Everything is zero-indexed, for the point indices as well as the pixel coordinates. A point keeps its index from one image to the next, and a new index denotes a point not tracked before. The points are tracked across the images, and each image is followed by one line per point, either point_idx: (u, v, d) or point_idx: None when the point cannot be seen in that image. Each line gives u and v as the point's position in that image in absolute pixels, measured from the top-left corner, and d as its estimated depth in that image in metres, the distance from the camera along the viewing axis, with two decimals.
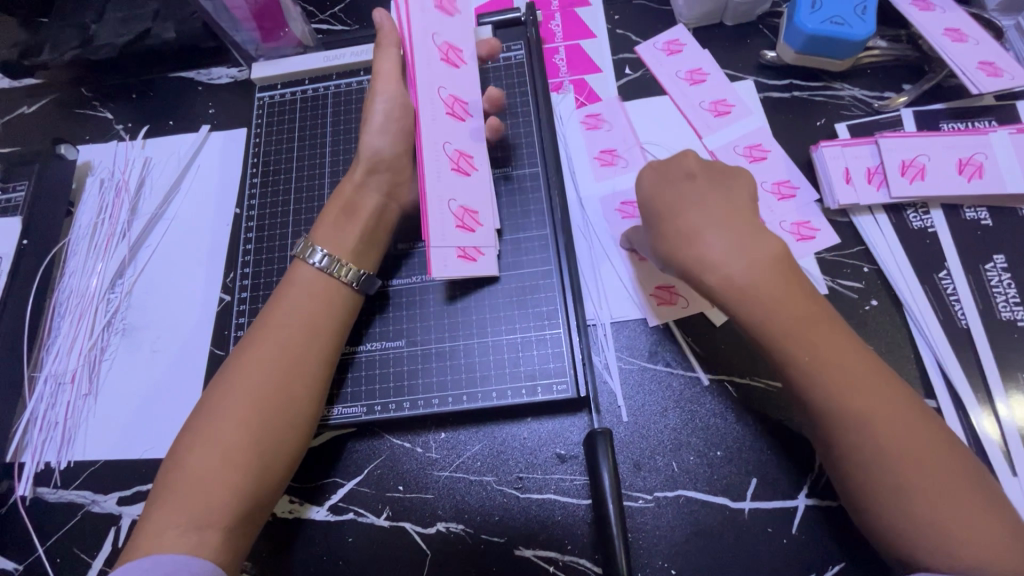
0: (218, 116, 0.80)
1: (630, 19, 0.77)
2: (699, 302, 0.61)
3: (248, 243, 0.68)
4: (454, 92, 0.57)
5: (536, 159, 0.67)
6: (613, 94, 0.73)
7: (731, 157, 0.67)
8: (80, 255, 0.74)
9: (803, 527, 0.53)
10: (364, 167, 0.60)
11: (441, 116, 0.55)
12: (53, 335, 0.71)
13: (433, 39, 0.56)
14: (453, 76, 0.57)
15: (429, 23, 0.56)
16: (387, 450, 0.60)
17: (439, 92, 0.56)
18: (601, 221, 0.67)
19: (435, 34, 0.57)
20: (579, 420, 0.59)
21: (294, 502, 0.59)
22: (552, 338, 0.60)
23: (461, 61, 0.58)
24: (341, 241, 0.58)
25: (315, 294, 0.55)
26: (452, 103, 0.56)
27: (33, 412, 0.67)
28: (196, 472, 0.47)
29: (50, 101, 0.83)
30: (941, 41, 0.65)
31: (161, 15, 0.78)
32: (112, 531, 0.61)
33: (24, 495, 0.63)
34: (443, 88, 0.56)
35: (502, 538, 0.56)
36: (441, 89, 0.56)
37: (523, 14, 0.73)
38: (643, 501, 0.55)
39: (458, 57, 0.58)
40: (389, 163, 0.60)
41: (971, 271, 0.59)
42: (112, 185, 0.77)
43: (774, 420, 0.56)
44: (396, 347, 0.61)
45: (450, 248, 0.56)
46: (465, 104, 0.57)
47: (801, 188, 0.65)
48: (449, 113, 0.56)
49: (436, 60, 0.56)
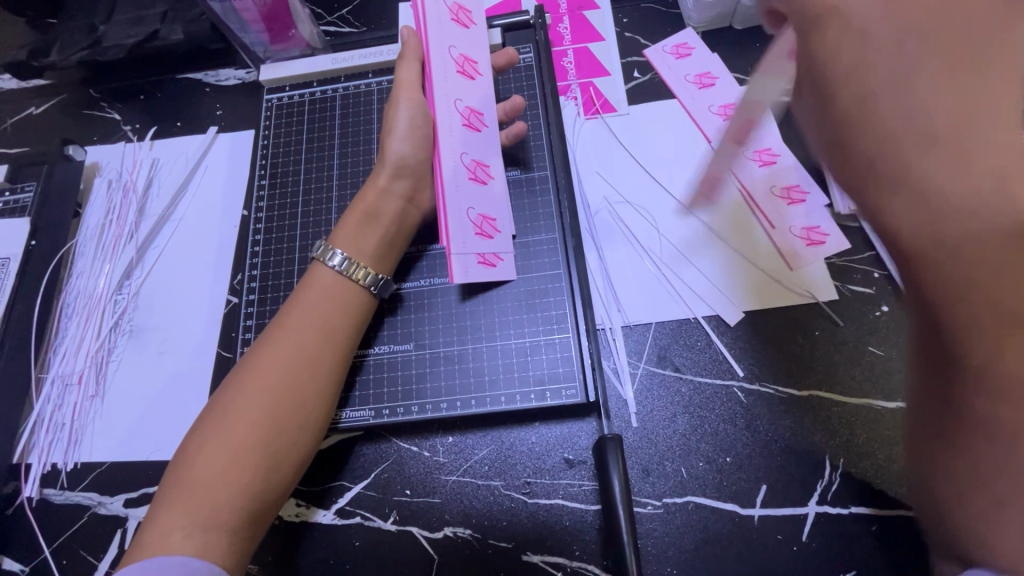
0: (225, 117, 0.80)
1: (639, 22, 0.77)
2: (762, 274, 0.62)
3: (255, 245, 0.68)
4: (470, 103, 0.58)
5: (545, 162, 0.67)
6: (622, 96, 0.73)
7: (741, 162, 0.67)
8: (88, 256, 0.74)
9: (813, 534, 0.53)
10: (390, 170, 0.59)
11: (458, 127, 0.57)
12: (61, 336, 0.71)
13: (450, 51, 0.57)
14: (468, 87, 0.58)
15: (446, 35, 0.57)
16: (395, 453, 0.60)
17: (456, 103, 0.57)
18: (610, 225, 0.67)
19: (452, 46, 0.58)
20: (587, 425, 0.59)
21: (300, 506, 0.59)
22: (561, 342, 0.59)
23: (476, 72, 0.59)
24: (360, 245, 0.58)
25: (331, 297, 0.55)
26: (469, 115, 0.58)
27: (40, 413, 0.67)
28: (203, 471, 0.47)
29: (58, 102, 0.83)
30: None
31: (169, 17, 0.78)
32: (118, 534, 0.61)
33: (31, 497, 0.63)
34: (460, 100, 0.57)
35: (509, 543, 0.56)
36: (459, 101, 0.57)
37: (532, 17, 0.73)
38: (651, 507, 0.55)
39: (474, 69, 0.59)
40: (412, 169, 0.60)
41: None
42: (119, 186, 0.77)
43: (783, 426, 0.56)
44: (404, 350, 0.61)
45: (471, 254, 0.57)
46: (480, 115, 0.59)
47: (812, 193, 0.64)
48: (465, 124, 0.57)
49: (453, 71, 0.57)
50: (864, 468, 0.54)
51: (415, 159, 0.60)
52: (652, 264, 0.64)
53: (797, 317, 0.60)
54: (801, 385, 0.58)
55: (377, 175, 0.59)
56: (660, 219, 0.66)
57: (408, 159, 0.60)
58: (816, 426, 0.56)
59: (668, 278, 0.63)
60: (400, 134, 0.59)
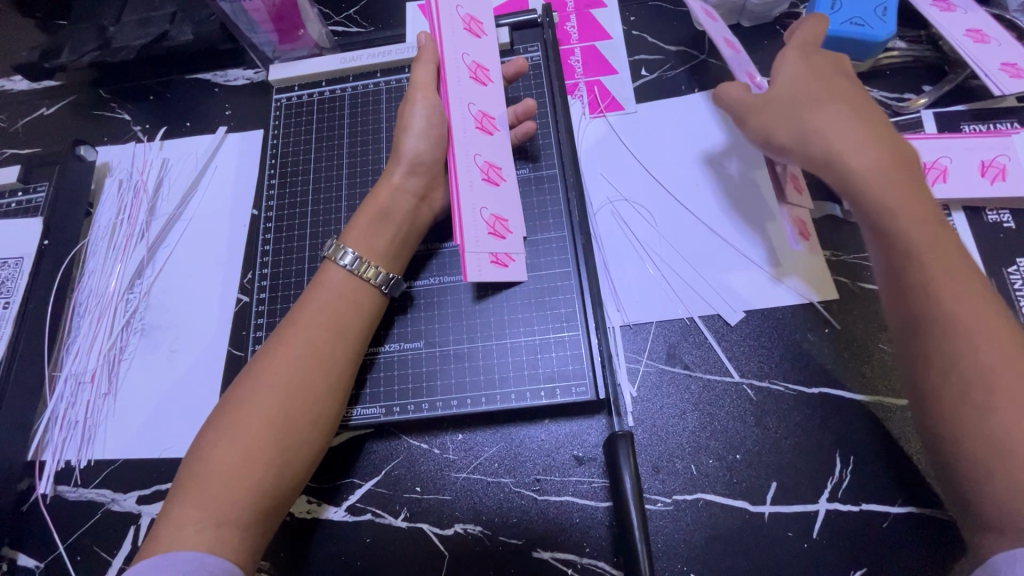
0: (234, 118, 0.80)
1: (646, 21, 0.77)
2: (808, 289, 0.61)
3: (266, 244, 0.69)
4: (483, 108, 0.59)
5: (554, 161, 0.67)
6: (629, 95, 0.73)
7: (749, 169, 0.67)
8: (99, 256, 0.75)
9: (824, 532, 0.53)
10: (404, 168, 0.59)
11: (472, 130, 0.57)
12: (73, 335, 0.72)
13: (464, 59, 0.58)
14: (481, 92, 0.59)
15: (460, 44, 0.58)
16: (405, 450, 0.60)
17: (469, 107, 0.58)
18: (617, 222, 0.67)
19: (464, 54, 0.59)
20: (596, 422, 0.59)
21: (312, 503, 0.59)
22: (570, 340, 0.60)
23: (487, 79, 0.60)
24: (373, 245, 0.58)
25: (343, 295, 0.56)
26: (481, 119, 0.58)
27: (53, 411, 0.68)
28: (218, 466, 0.48)
29: (68, 104, 0.83)
30: (963, 42, 0.64)
31: (178, 18, 0.79)
32: (132, 530, 0.61)
33: (45, 494, 0.64)
34: (473, 104, 0.58)
35: (520, 540, 0.56)
36: (472, 105, 0.58)
37: (539, 16, 0.74)
38: (661, 504, 0.55)
39: (486, 76, 0.60)
40: (428, 167, 0.60)
41: (994, 274, 0.59)
42: (130, 186, 0.78)
43: (793, 423, 0.56)
44: (414, 349, 0.62)
45: (484, 253, 0.57)
46: (492, 119, 0.60)
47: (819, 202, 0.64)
48: (478, 127, 0.58)
49: (467, 78, 0.58)
50: (875, 462, 0.54)
51: (429, 157, 0.60)
52: (652, 266, 0.64)
53: (806, 313, 0.60)
54: (810, 382, 0.58)
55: (393, 172, 0.60)
56: (661, 220, 0.66)
57: (423, 156, 0.59)
58: (827, 423, 0.56)
59: (668, 278, 0.63)
60: (416, 132, 0.59)
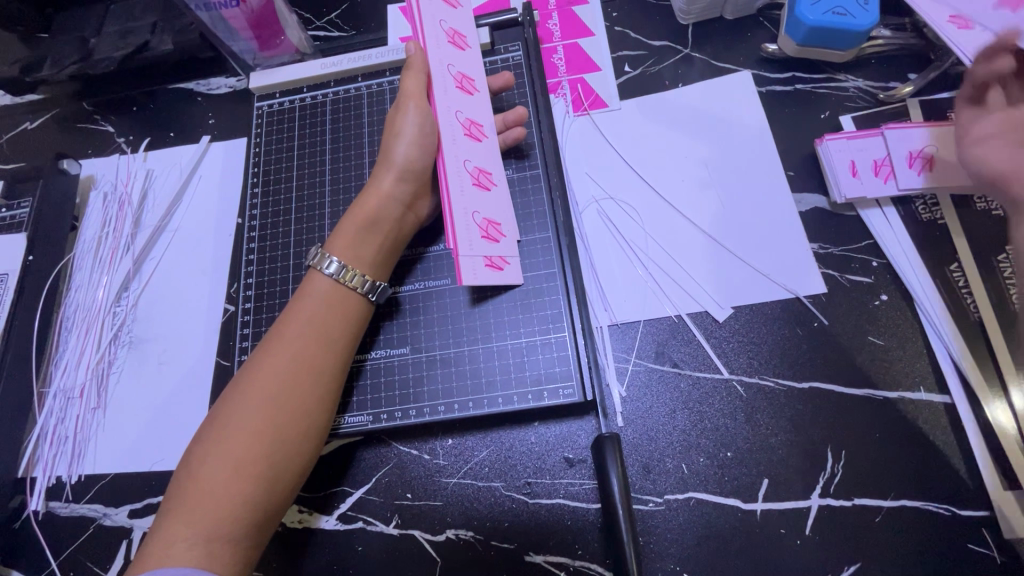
0: (218, 126, 0.80)
1: (629, 16, 0.76)
2: (794, 287, 0.60)
3: (250, 254, 0.68)
4: (471, 115, 0.59)
5: (536, 161, 0.67)
6: (613, 93, 0.72)
7: (733, 167, 0.66)
8: (85, 269, 0.75)
9: (816, 528, 0.52)
10: (394, 175, 0.58)
11: (460, 137, 0.57)
12: (61, 350, 0.71)
13: (450, 69, 0.58)
14: (467, 100, 0.59)
15: (444, 55, 0.58)
16: (395, 457, 0.60)
17: (457, 115, 0.58)
18: (601, 223, 0.66)
19: (450, 65, 0.59)
20: (586, 423, 0.59)
21: (303, 512, 0.59)
22: (557, 342, 0.59)
23: (474, 88, 0.60)
24: (360, 252, 0.57)
25: (331, 304, 0.55)
26: (470, 126, 0.58)
27: (44, 427, 0.68)
28: (208, 482, 0.47)
29: (52, 117, 0.83)
30: (946, 30, 0.63)
31: (159, 27, 0.78)
32: (124, 545, 0.61)
33: (37, 510, 0.63)
34: (460, 112, 0.58)
35: (511, 544, 0.55)
36: (459, 113, 0.58)
37: (519, 15, 0.73)
38: (653, 505, 0.55)
39: (472, 85, 0.60)
40: (418, 174, 0.59)
41: (983, 263, 0.58)
42: (115, 199, 0.77)
43: (784, 418, 0.56)
44: (401, 355, 0.61)
45: (478, 257, 0.56)
46: (480, 126, 0.59)
47: (802, 197, 0.64)
48: (466, 134, 0.58)
49: (453, 87, 0.58)
50: (868, 457, 0.54)
51: (421, 165, 0.59)
52: (640, 265, 0.64)
53: (793, 309, 0.60)
54: (800, 376, 0.57)
55: (382, 178, 0.59)
56: (648, 219, 0.65)
57: (415, 163, 0.58)
58: (817, 417, 0.56)
59: (655, 278, 0.63)
60: (407, 139, 0.57)
